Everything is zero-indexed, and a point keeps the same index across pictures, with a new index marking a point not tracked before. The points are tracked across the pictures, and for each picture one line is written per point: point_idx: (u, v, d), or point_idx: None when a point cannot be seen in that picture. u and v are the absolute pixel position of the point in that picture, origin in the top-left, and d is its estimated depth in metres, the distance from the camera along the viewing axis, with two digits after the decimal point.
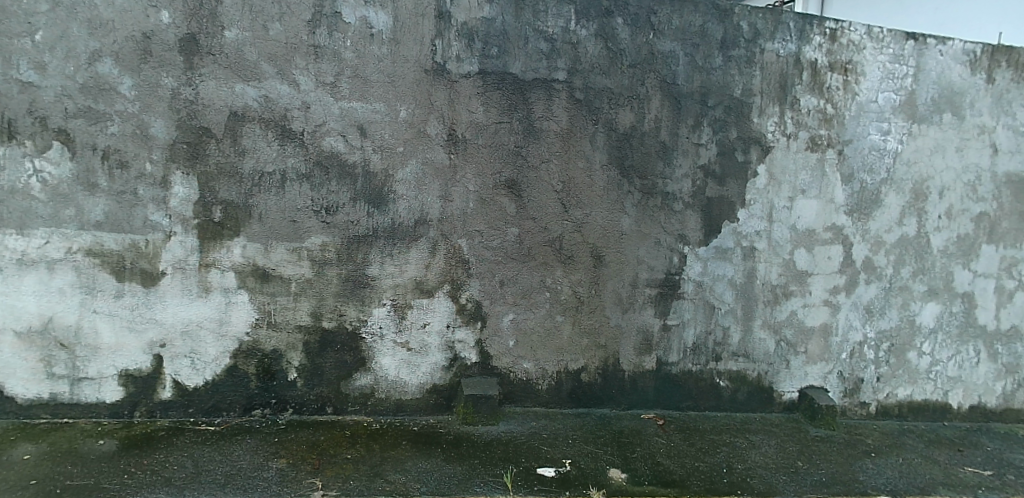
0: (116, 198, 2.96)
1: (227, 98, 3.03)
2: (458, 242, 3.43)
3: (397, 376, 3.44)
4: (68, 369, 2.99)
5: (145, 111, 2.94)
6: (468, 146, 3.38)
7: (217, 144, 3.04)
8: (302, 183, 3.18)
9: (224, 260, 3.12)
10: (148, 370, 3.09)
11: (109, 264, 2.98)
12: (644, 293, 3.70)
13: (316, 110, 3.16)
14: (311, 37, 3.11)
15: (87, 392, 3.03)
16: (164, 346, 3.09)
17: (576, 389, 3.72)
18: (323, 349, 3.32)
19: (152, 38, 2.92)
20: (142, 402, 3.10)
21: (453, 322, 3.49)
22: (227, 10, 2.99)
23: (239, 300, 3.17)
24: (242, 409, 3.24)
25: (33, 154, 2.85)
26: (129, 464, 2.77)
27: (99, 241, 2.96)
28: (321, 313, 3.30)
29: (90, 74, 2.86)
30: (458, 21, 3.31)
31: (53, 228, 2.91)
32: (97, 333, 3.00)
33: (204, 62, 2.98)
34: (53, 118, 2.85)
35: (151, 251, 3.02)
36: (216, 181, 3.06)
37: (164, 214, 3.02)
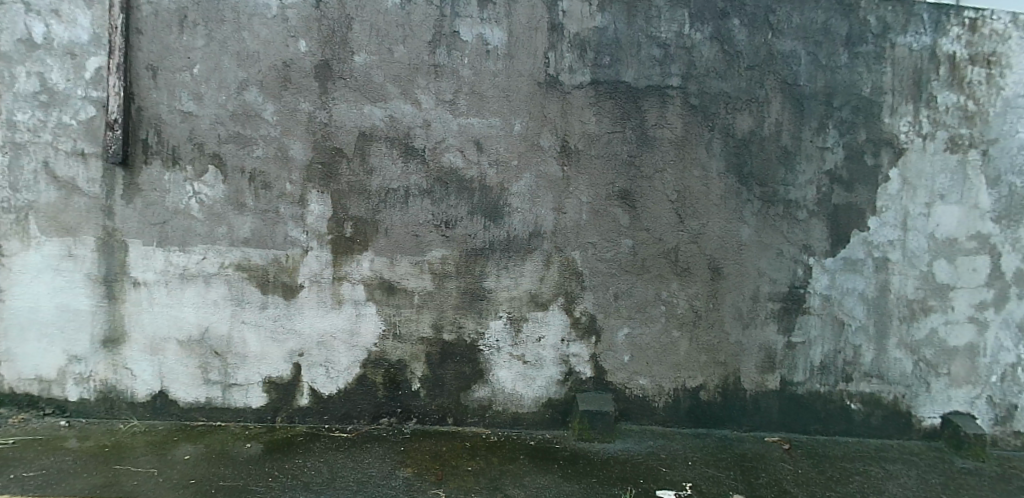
0: (261, 216, 3.18)
1: (357, 119, 3.20)
2: (572, 255, 3.41)
3: (514, 390, 3.45)
4: (222, 375, 3.21)
5: (285, 135, 3.16)
6: (581, 156, 3.37)
7: (348, 163, 3.21)
8: (422, 198, 3.29)
9: (354, 273, 3.27)
10: (288, 377, 3.27)
11: (256, 277, 3.19)
12: (766, 308, 3.51)
13: (436, 127, 3.27)
14: (431, 56, 3.23)
15: (237, 397, 3.24)
16: (302, 355, 3.26)
17: (694, 408, 3.57)
18: (444, 361, 3.39)
19: (291, 66, 3.13)
20: (283, 408, 3.28)
21: (568, 336, 3.45)
22: (356, 36, 3.17)
23: (368, 313, 3.30)
24: (371, 417, 3.36)
25: (192, 178, 3.11)
26: (274, 468, 2.92)
27: (247, 257, 3.18)
28: (441, 326, 3.37)
29: (239, 102, 3.11)
30: (571, 32, 3.32)
31: (209, 245, 3.15)
32: (245, 342, 3.21)
33: (337, 86, 3.17)
34: (208, 144, 3.11)
35: (291, 265, 3.22)
36: (346, 198, 3.23)
37: (301, 230, 3.21)
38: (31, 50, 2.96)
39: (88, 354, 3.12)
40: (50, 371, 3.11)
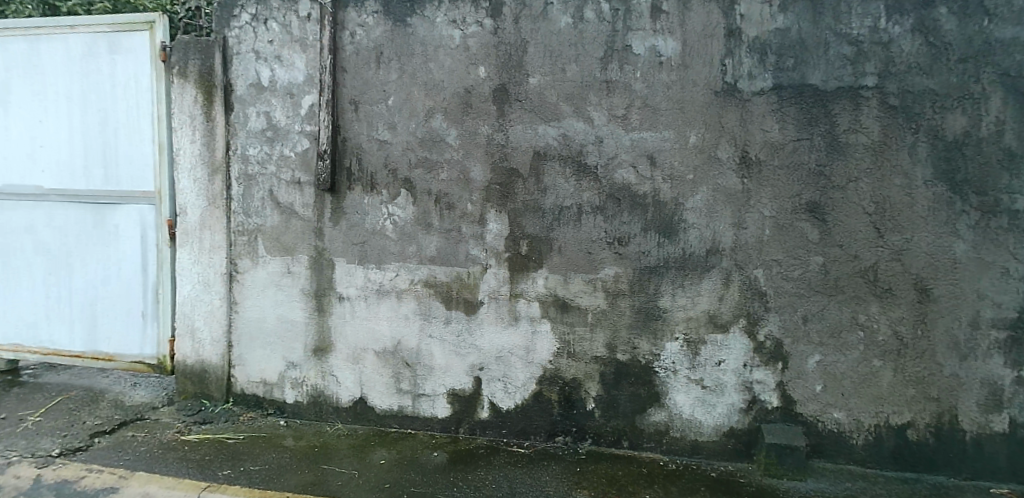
0: (445, 235, 3.36)
1: (532, 140, 3.29)
2: (754, 273, 3.20)
3: (692, 415, 3.27)
4: (411, 386, 3.40)
5: (466, 158, 3.33)
6: (763, 168, 3.16)
7: (523, 183, 3.31)
8: (596, 216, 3.28)
9: (530, 290, 3.32)
10: (470, 391, 3.38)
11: (441, 293, 3.36)
12: (989, 336, 3.03)
13: (609, 143, 3.26)
14: (603, 72, 3.25)
15: (425, 407, 3.40)
16: (482, 369, 3.36)
17: (901, 449, 3.14)
18: (618, 382, 3.30)
19: (472, 92, 3.31)
20: (465, 419, 3.39)
21: (750, 361, 3.22)
22: (531, 59, 3.28)
23: (543, 330, 3.33)
24: (547, 435, 3.36)
25: (386, 201, 3.37)
26: (457, 478, 2.96)
27: (433, 274, 3.36)
28: (616, 346, 3.29)
29: (426, 129, 3.34)
30: (749, 36, 3.14)
31: (401, 263, 3.38)
32: (432, 355, 3.38)
33: (513, 109, 3.30)
34: (400, 169, 3.37)
35: (472, 282, 3.35)
36: (522, 216, 3.31)
37: (481, 248, 3.34)
38: (260, 93, 3.41)
39: (302, 361, 3.45)
40: (272, 374, 3.48)
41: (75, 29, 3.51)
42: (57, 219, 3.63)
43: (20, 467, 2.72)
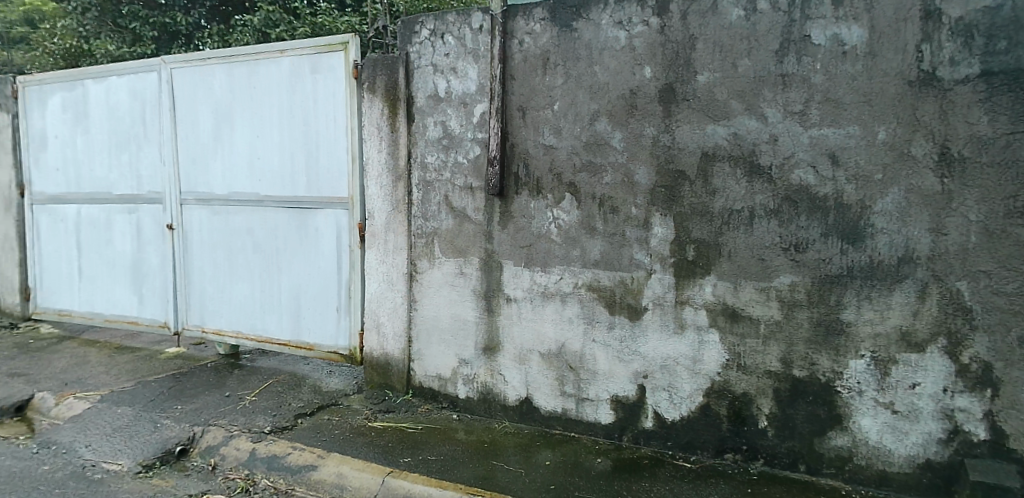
0: (610, 239, 3.31)
1: (700, 140, 3.12)
2: (957, 286, 2.74)
3: (880, 442, 2.89)
4: (575, 389, 3.39)
5: (631, 160, 3.26)
6: (968, 166, 2.69)
7: (690, 185, 3.15)
8: (770, 220, 3.01)
9: (697, 297, 3.15)
10: (634, 399, 3.29)
11: (605, 298, 3.31)
12: None
13: (784, 142, 2.97)
14: (778, 66, 2.97)
15: (589, 412, 3.38)
16: (646, 377, 3.25)
17: None
18: (794, 400, 3.01)
19: (638, 93, 3.23)
20: (629, 428, 3.31)
21: (951, 385, 2.76)
22: (700, 55, 3.10)
23: (711, 340, 3.13)
24: (715, 451, 3.17)
25: (552, 205, 3.42)
26: (622, 487, 2.89)
27: (597, 278, 3.33)
28: (791, 361, 3.00)
29: (591, 133, 3.33)
30: (950, 18, 2.69)
31: (566, 266, 3.39)
32: (596, 360, 3.34)
33: (680, 108, 3.15)
34: (566, 174, 3.39)
35: (636, 287, 3.26)
36: (689, 220, 3.16)
37: (646, 253, 3.24)
38: (437, 103, 3.63)
39: (473, 358, 3.59)
40: (447, 370, 3.66)
41: (285, 54, 3.96)
42: (269, 222, 4.12)
43: (239, 440, 3.08)
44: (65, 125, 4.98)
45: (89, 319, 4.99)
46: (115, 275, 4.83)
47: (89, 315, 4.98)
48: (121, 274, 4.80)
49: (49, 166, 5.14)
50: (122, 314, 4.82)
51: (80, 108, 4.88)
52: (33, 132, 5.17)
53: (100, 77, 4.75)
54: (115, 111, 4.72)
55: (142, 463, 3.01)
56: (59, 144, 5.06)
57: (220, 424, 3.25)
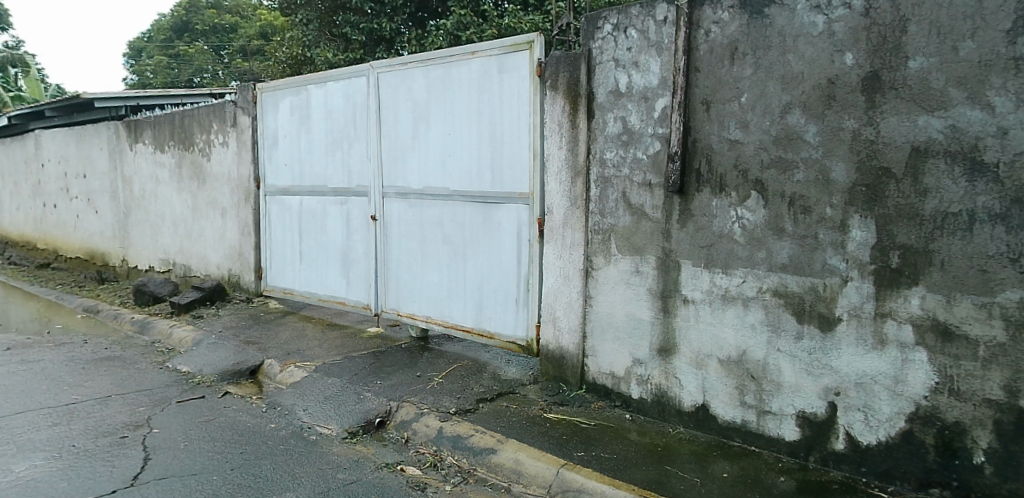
0: (800, 241, 2.98)
1: (909, 133, 2.67)
2: None
3: None
4: (757, 401, 3.16)
5: (827, 156, 2.88)
6: None
7: (896, 184, 2.71)
8: (995, 225, 2.50)
9: (902, 310, 2.73)
10: (823, 417, 2.97)
11: (792, 305, 3.02)
12: None
13: (1018, 135, 2.45)
14: (1010, 48, 2.44)
15: (771, 426, 3.13)
16: (839, 394, 2.92)
17: None
18: (1021, 436, 2.49)
19: (837, 82, 2.84)
20: (816, 448, 3.00)
21: None
22: (912, 38, 2.64)
23: (918, 359, 2.70)
24: (918, 484, 2.73)
25: (736, 204, 3.18)
26: None
27: (784, 283, 3.03)
28: (1019, 390, 2.49)
29: (782, 126, 3.01)
30: None
31: (750, 269, 3.13)
32: (780, 371, 3.07)
33: (887, 98, 2.72)
34: (752, 170, 3.12)
35: (829, 295, 2.91)
36: (893, 223, 2.73)
37: (842, 258, 2.87)
38: (618, 98, 3.57)
39: (647, 359, 3.51)
40: (620, 369, 3.63)
41: (476, 55, 4.21)
42: (458, 216, 4.43)
43: (428, 418, 3.36)
44: (294, 126, 5.76)
45: (307, 298, 5.71)
46: (327, 260, 5.48)
47: (306, 294, 5.70)
48: (332, 259, 5.43)
49: (279, 162, 5.96)
50: (332, 294, 5.45)
51: (306, 111, 5.61)
52: (268, 132, 6.04)
53: (321, 83, 5.42)
54: (333, 113, 5.36)
55: (348, 429, 3.42)
56: (287, 143, 5.87)
57: (412, 400, 3.57)
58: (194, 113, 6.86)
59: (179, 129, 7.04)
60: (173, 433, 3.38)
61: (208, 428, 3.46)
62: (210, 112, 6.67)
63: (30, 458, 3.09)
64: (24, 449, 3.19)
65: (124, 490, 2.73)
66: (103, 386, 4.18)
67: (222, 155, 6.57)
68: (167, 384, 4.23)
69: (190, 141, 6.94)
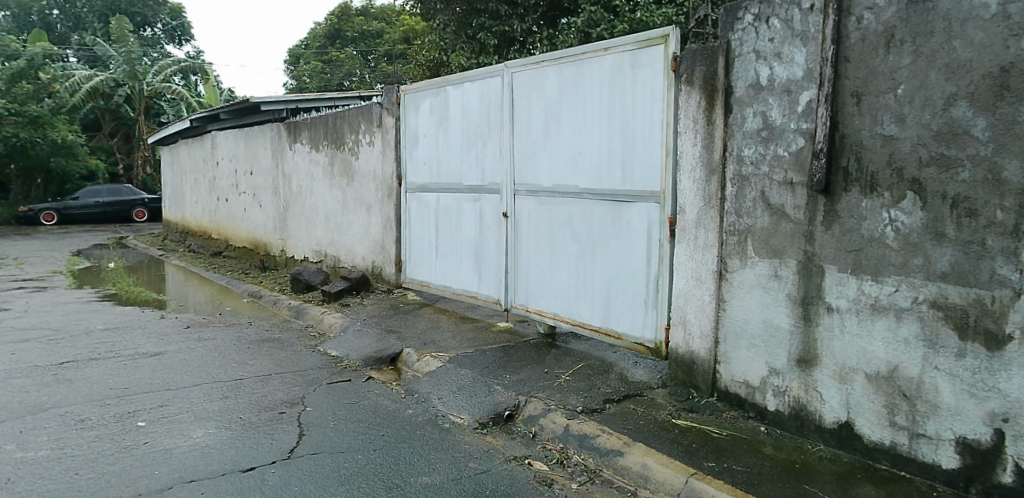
0: (964, 248, 2.66)
1: None
2: None
3: None
4: (909, 422, 2.87)
5: (999, 153, 2.54)
6: None
7: None
8: None
9: None
10: (988, 444, 2.64)
11: (953, 319, 2.69)
12: None
13: None
14: None
15: (925, 451, 2.83)
16: (1008, 419, 2.57)
17: None
18: None
19: (1012, 70, 2.50)
20: (979, 478, 2.67)
21: None
22: None
23: None
24: None
25: (889, 205, 2.89)
26: None
27: (944, 293, 2.71)
28: None
29: (944, 120, 2.69)
30: None
31: (903, 277, 2.84)
32: (938, 391, 2.76)
33: None
34: (908, 169, 2.83)
35: (998, 309, 2.56)
36: None
37: (1014, 268, 2.52)
38: (758, 92, 3.39)
39: (785, 369, 3.33)
40: (756, 378, 3.47)
41: (609, 51, 4.19)
42: (588, 214, 4.45)
43: (555, 415, 3.44)
44: (433, 126, 6.06)
45: (441, 291, 6.00)
46: (461, 255, 5.71)
47: (441, 288, 5.99)
48: (465, 254, 5.66)
49: (419, 160, 6.30)
50: (464, 288, 5.68)
51: (444, 111, 5.89)
52: (409, 132, 6.41)
53: (458, 83, 5.66)
54: (468, 112, 5.57)
55: (479, 420, 3.57)
56: (426, 142, 6.18)
57: (540, 396, 3.67)
58: (344, 114, 7.41)
59: (331, 129, 7.64)
60: (323, 412, 3.72)
61: (353, 409, 3.76)
62: (359, 113, 7.17)
63: (207, 425, 3.54)
64: (202, 418, 3.65)
65: (283, 461, 3.05)
66: (265, 365, 4.67)
67: (368, 154, 7.05)
68: (318, 366, 4.64)
69: (340, 141, 7.52)
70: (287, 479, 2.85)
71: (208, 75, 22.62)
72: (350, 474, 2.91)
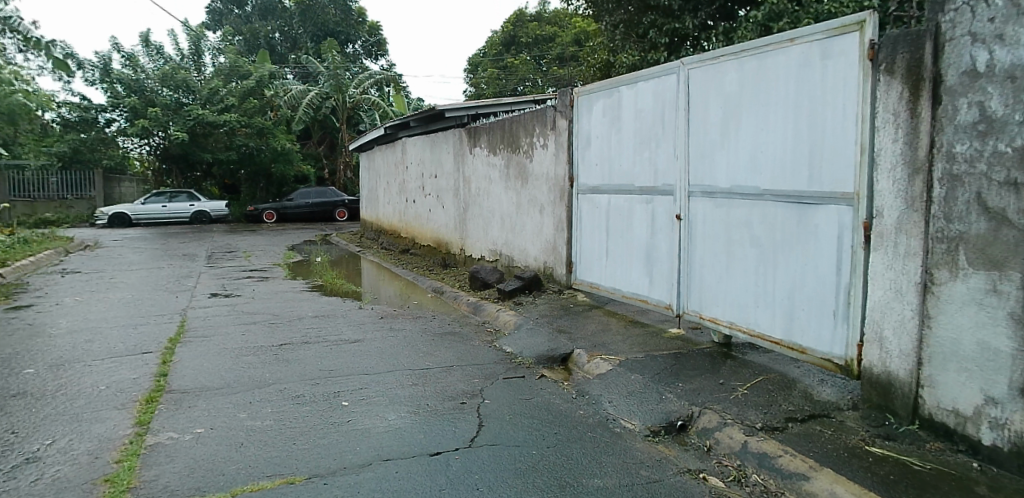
0: None
1: None
2: None
3: None
4: None
5: None
6: None
7: None
8: None
9: None
10: None
11: None
12: None
13: None
14: None
15: None
16: None
17: None
18: None
19: None
20: None
21: None
22: None
23: None
24: None
25: None
26: None
27: None
28: None
29: None
30: None
31: None
32: None
33: None
34: None
35: None
36: None
37: None
38: (974, 80, 2.97)
39: (1007, 400, 2.84)
40: (968, 407, 3.04)
41: (797, 42, 3.94)
42: (770, 217, 4.21)
43: (732, 429, 3.33)
44: (605, 127, 6.10)
45: (612, 293, 6.02)
46: (632, 257, 5.69)
47: (612, 290, 6.01)
48: (636, 257, 5.62)
49: (591, 161, 6.38)
50: (635, 292, 5.65)
51: (616, 111, 5.92)
52: (582, 133, 6.51)
53: (632, 83, 5.63)
54: (642, 112, 5.53)
55: (650, 428, 3.58)
56: (599, 143, 6.24)
57: (715, 409, 3.58)
58: (520, 118, 7.71)
59: (507, 133, 7.99)
60: (500, 405, 3.93)
61: (528, 405, 3.94)
62: (534, 117, 7.42)
63: (398, 410, 3.90)
64: (394, 402, 4.03)
65: (465, 449, 3.28)
66: (447, 357, 5.03)
67: (542, 156, 7.26)
68: (495, 362, 4.90)
69: (516, 144, 7.83)
70: (469, 466, 3.07)
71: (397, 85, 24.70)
72: (526, 468, 3.05)
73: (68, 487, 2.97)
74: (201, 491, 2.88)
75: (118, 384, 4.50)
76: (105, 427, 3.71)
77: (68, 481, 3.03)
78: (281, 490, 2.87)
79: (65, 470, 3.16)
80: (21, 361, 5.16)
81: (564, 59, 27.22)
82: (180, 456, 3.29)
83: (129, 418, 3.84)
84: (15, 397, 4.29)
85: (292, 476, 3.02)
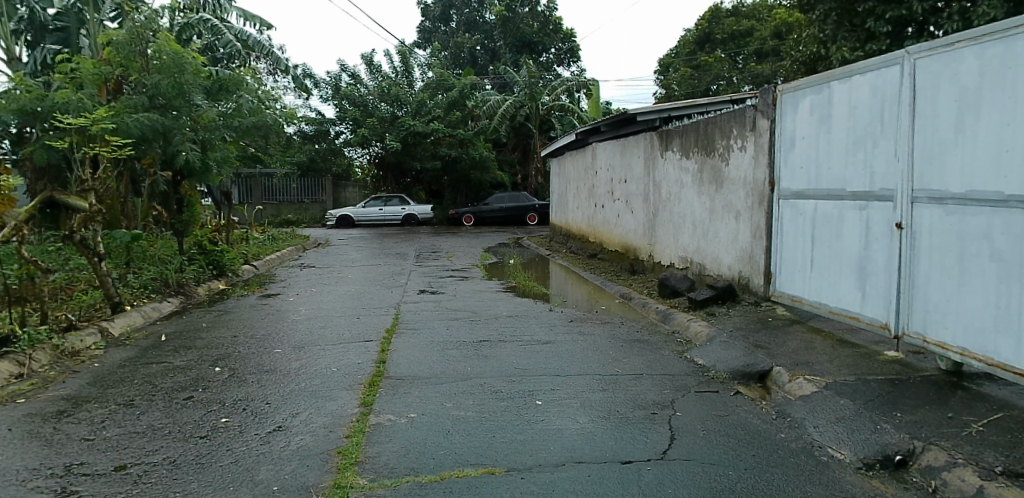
0: None
1: None
2: None
3: None
4: None
5: None
6: None
7: None
8: None
9: None
10: None
11: None
12: None
13: None
14: None
15: None
16: None
17: None
18: None
19: None
20: None
21: None
22: None
23: None
24: None
25: None
26: None
27: None
28: None
29: None
30: None
31: None
32: None
33: None
34: None
35: None
36: None
37: None
38: None
39: None
40: None
41: None
42: (1016, 227, 3.59)
43: (964, 471, 2.96)
44: (814, 126, 5.68)
45: (817, 308, 5.59)
46: (842, 269, 5.24)
47: (817, 305, 5.58)
48: (846, 269, 5.18)
49: (796, 164, 5.98)
50: (845, 308, 5.20)
51: (825, 108, 5.50)
52: (786, 134, 6.13)
53: (846, 77, 5.17)
54: (857, 109, 5.06)
55: (862, 460, 3.32)
56: (806, 143, 5.82)
57: (942, 445, 3.21)
58: (716, 120, 7.45)
59: (702, 136, 7.76)
60: (693, 419, 3.88)
61: (723, 422, 3.84)
62: (732, 117, 7.13)
63: (590, 413, 4.01)
64: (586, 405, 4.16)
65: (657, 460, 3.30)
66: (637, 364, 5.06)
67: (740, 159, 6.96)
68: (686, 373, 4.83)
69: (711, 147, 7.58)
70: (661, 479, 3.08)
71: (591, 90, 25.30)
72: (721, 488, 2.99)
73: (309, 455, 3.49)
74: (415, 472, 3.22)
75: (347, 367, 5.16)
76: (338, 405, 4.29)
77: (309, 449, 3.56)
78: (482, 480, 3.11)
79: (308, 440, 3.71)
80: (274, 341, 6.14)
81: (763, 53, 25.76)
82: (397, 437, 3.70)
83: (356, 399, 4.39)
84: (269, 372, 5.13)
85: (492, 468, 3.26)
